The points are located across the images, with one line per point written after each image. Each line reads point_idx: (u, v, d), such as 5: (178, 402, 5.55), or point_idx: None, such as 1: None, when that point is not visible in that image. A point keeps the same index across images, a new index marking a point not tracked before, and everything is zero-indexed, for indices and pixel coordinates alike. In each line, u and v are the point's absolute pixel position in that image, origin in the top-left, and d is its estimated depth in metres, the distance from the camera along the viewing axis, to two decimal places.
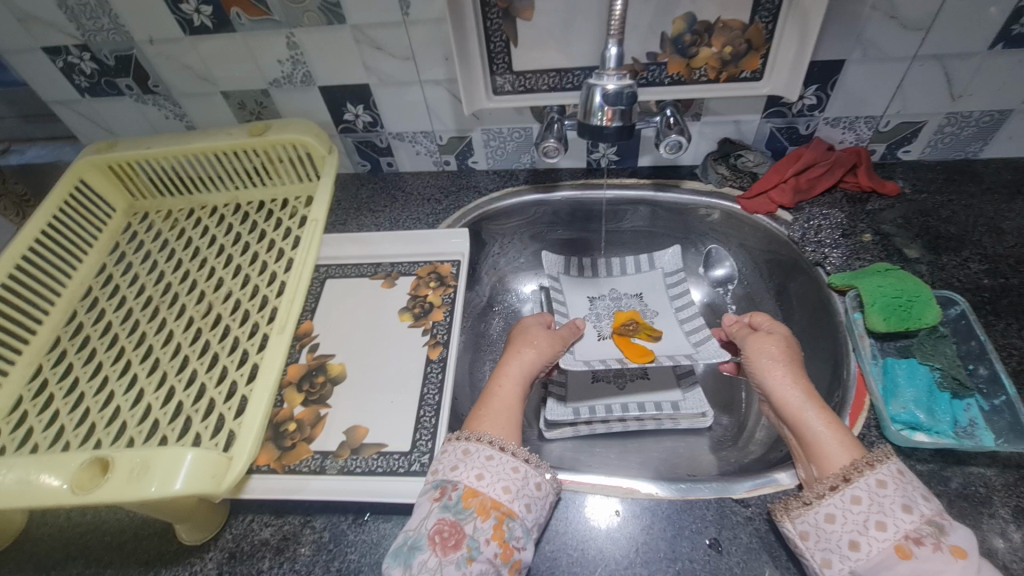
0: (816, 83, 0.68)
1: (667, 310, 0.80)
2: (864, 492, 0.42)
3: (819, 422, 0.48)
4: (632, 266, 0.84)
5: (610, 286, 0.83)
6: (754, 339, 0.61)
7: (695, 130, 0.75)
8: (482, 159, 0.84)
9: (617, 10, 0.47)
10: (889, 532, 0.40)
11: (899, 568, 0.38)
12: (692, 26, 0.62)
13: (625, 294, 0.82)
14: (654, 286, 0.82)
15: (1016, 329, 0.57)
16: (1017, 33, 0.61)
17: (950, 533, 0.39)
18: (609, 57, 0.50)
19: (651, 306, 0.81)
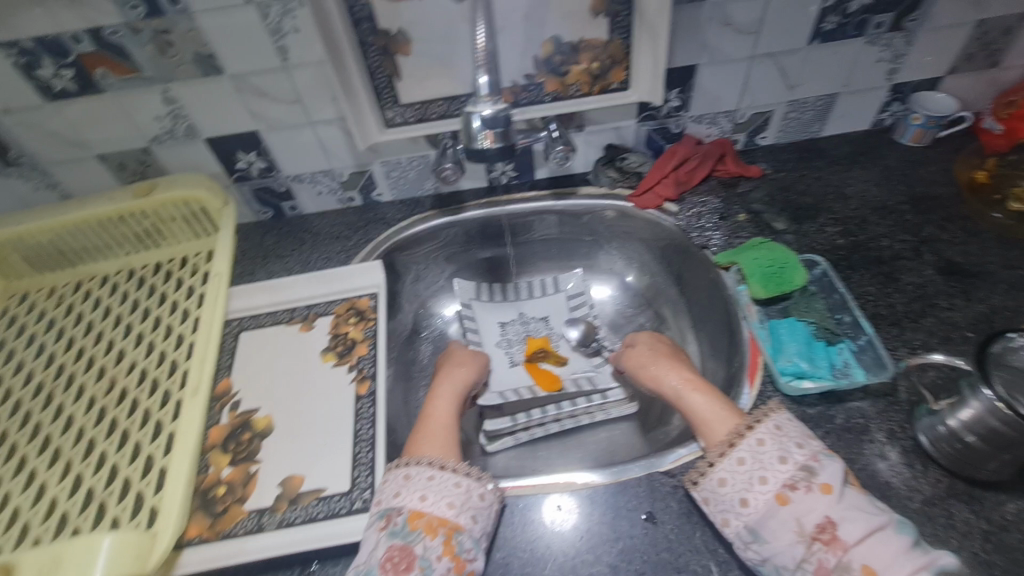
0: (677, 87, 0.76)
1: (571, 331, 0.85)
2: (748, 454, 0.47)
3: (699, 401, 0.54)
4: (539, 288, 0.89)
5: (521, 309, 0.88)
6: (636, 353, 0.67)
7: (581, 140, 0.81)
8: (386, 190, 0.85)
9: (480, 42, 0.51)
10: (770, 485, 0.45)
11: (779, 515, 0.43)
12: (560, 48, 0.68)
13: (533, 318, 0.87)
14: (559, 307, 0.87)
15: (868, 278, 0.67)
16: (828, 29, 0.71)
17: (819, 473, 0.44)
18: (481, 85, 0.53)
19: (558, 327, 0.86)
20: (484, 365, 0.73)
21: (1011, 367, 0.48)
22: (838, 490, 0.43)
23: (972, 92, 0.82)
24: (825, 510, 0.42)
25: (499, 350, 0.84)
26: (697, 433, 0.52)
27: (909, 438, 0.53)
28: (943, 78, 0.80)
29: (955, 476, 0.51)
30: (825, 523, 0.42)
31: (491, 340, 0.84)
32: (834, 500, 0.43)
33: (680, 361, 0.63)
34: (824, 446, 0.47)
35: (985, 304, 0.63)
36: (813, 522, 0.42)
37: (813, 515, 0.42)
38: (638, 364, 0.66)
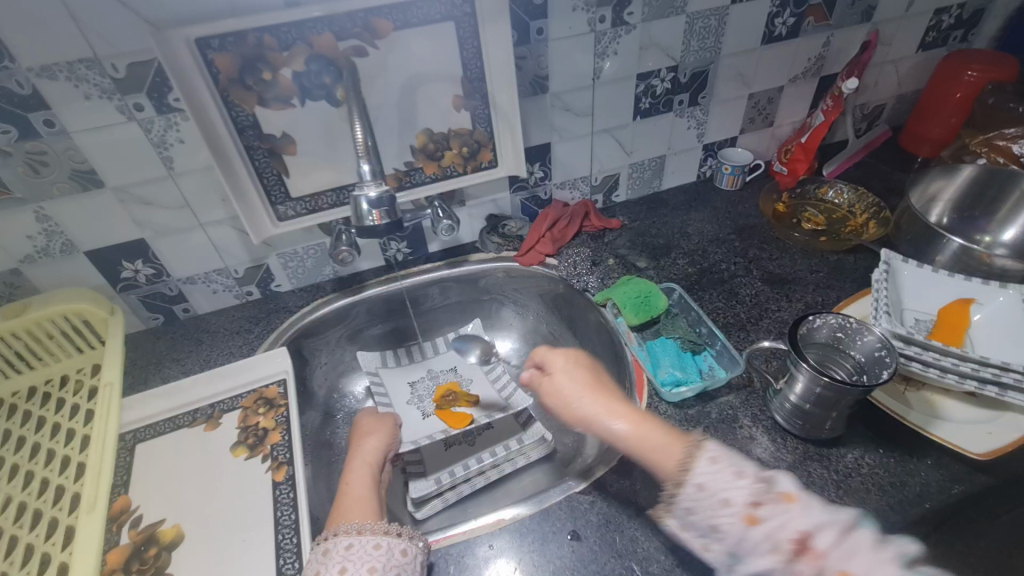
0: (538, 161, 0.89)
1: (478, 373, 0.91)
2: (709, 479, 0.45)
3: (647, 433, 0.52)
4: (442, 345, 0.95)
5: (427, 366, 0.92)
6: (553, 383, 0.60)
7: (465, 213, 0.91)
8: (285, 280, 0.88)
9: (359, 138, 0.60)
10: (735, 506, 0.44)
11: (752, 535, 0.42)
12: (432, 138, 0.78)
13: (441, 371, 0.91)
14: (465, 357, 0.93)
15: (715, 295, 0.80)
16: (644, 108, 0.90)
17: (779, 482, 0.44)
18: (364, 173, 0.60)
19: (466, 375, 0.91)
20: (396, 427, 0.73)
21: (818, 341, 0.60)
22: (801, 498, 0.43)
23: (761, 145, 1.05)
24: (796, 521, 0.42)
25: (410, 406, 0.85)
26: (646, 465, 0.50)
27: (769, 418, 0.64)
28: (738, 137, 1.02)
29: (807, 441, 0.62)
30: (801, 535, 0.41)
31: (402, 398, 0.86)
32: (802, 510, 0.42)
33: (602, 381, 0.59)
34: None
35: (802, 301, 0.79)
36: (788, 536, 0.41)
37: (786, 531, 0.41)
38: (566, 401, 0.58)
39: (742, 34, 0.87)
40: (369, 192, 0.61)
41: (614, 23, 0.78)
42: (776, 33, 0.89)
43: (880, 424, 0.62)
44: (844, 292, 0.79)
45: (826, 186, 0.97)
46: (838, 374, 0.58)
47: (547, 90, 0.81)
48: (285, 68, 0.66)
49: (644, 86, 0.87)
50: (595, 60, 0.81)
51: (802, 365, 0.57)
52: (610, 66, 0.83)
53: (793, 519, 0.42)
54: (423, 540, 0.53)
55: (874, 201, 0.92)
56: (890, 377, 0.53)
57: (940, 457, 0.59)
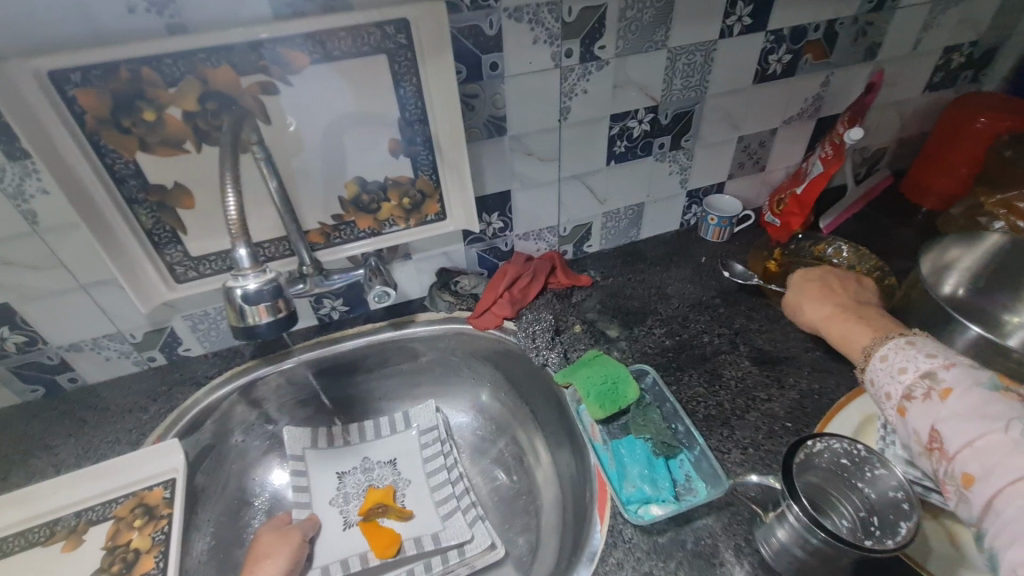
0: (496, 211, 0.77)
1: (419, 477, 0.77)
2: (891, 354, 0.54)
3: (840, 327, 0.63)
4: (387, 426, 0.82)
5: (364, 454, 0.79)
6: (788, 298, 0.72)
7: (411, 267, 0.78)
8: (195, 344, 0.75)
9: (231, 212, 0.44)
10: (893, 399, 0.52)
11: (904, 425, 0.50)
12: (365, 188, 0.66)
13: (378, 463, 0.78)
14: (408, 448, 0.80)
15: (696, 377, 0.69)
16: (619, 152, 0.79)
17: (939, 380, 0.49)
18: (240, 259, 0.45)
19: (406, 474, 0.77)
20: (302, 545, 0.64)
21: (819, 467, 0.49)
22: (957, 392, 0.47)
23: (752, 190, 0.94)
24: (935, 418, 0.47)
25: (331, 509, 0.73)
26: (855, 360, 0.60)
27: (754, 551, 0.53)
28: (725, 182, 0.91)
29: None
30: (933, 432, 0.47)
31: (324, 497, 0.74)
32: (952, 403, 0.47)
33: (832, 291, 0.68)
34: (965, 362, 0.49)
35: (796, 389, 0.67)
36: (928, 427, 0.48)
37: (925, 425, 0.48)
38: (792, 299, 0.71)
39: (730, 72, 0.76)
40: (249, 282, 0.46)
41: (583, 57, 0.67)
42: (769, 72, 0.79)
43: (890, 566, 0.50)
44: (845, 378, 0.68)
45: (823, 243, 0.87)
46: (841, 517, 0.48)
47: (504, 133, 0.70)
48: (171, 106, 0.54)
49: (619, 128, 0.76)
50: (561, 100, 0.70)
51: (795, 508, 0.45)
52: (579, 106, 0.71)
53: (938, 414, 0.47)
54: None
55: (878, 265, 0.81)
56: (909, 539, 0.42)
57: None
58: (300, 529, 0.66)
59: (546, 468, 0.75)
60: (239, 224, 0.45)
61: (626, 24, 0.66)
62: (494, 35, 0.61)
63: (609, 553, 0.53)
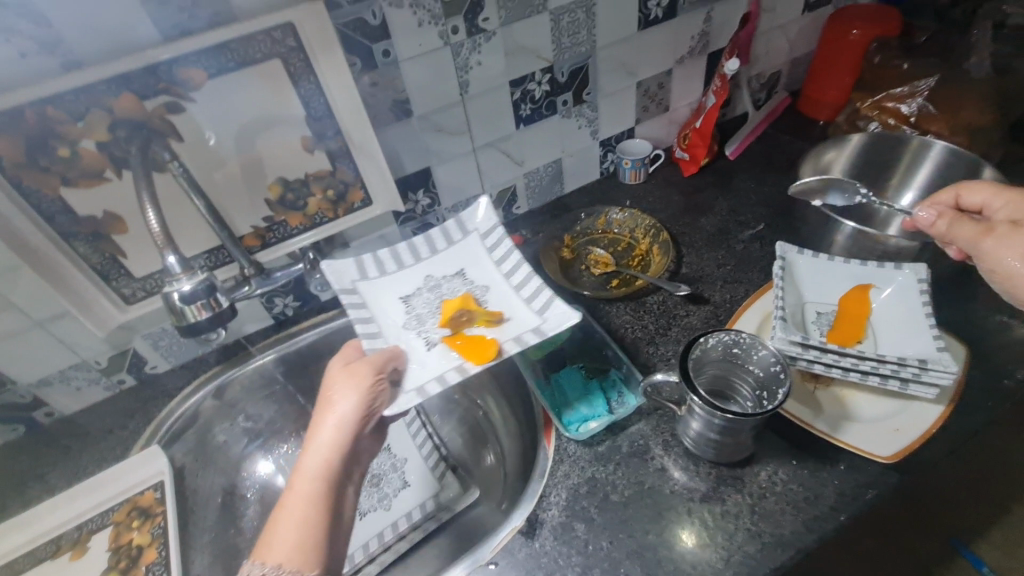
0: (420, 188, 0.82)
1: (496, 279, 0.76)
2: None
3: None
4: (440, 240, 0.80)
5: (429, 272, 0.78)
6: (999, 237, 0.53)
7: (352, 254, 0.84)
8: (161, 361, 0.79)
9: (153, 224, 0.48)
10: None
11: None
12: (289, 187, 0.71)
13: (446, 277, 0.77)
14: (475, 254, 0.79)
15: (624, 307, 0.77)
16: (526, 115, 0.84)
17: None
18: (170, 264, 0.49)
19: (479, 281, 0.76)
20: (379, 388, 0.59)
21: (715, 360, 0.57)
22: None
23: (661, 130, 1.01)
24: None
25: (409, 332, 0.70)
26: None
27: (679, 444, 0.61)
28: (634, 127, 0.97)
29: (720, 463, 0.58)
30: None
31: (397, 323, 0.72)
32: None
33: None
34: None
35: (711, 302, 0.75)
36: None
37: None
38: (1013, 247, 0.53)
39: (614, 24, 0.82)
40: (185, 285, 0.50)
41: (470, 32, 0.72)
42: (651, 17, 0.85)
43: (790, 434, 0.59)
44: (753, 285, 0.76)
45: (601, 214, 0.88)
46: (743, 399, 0.56)
47: (411, 114, 0.74)
48: (84, 140, 0.57)
49: (520, 93, 0.81)
50: (458, 74, 0.74)
51: (693, 399, 0.53)
52: (477, 77, 0.76)
53: None
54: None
55: (650, 222, 0.86)
56: (785, 400, 0.50)
57: (852, 460, 0.56)
58: (372, 362, 0.61)
59: (504, 413, 0.82)
60: (164, 234, 0.49)
61: None
62: (379, 24, 0.65)
63: (557, 468, 0.61)
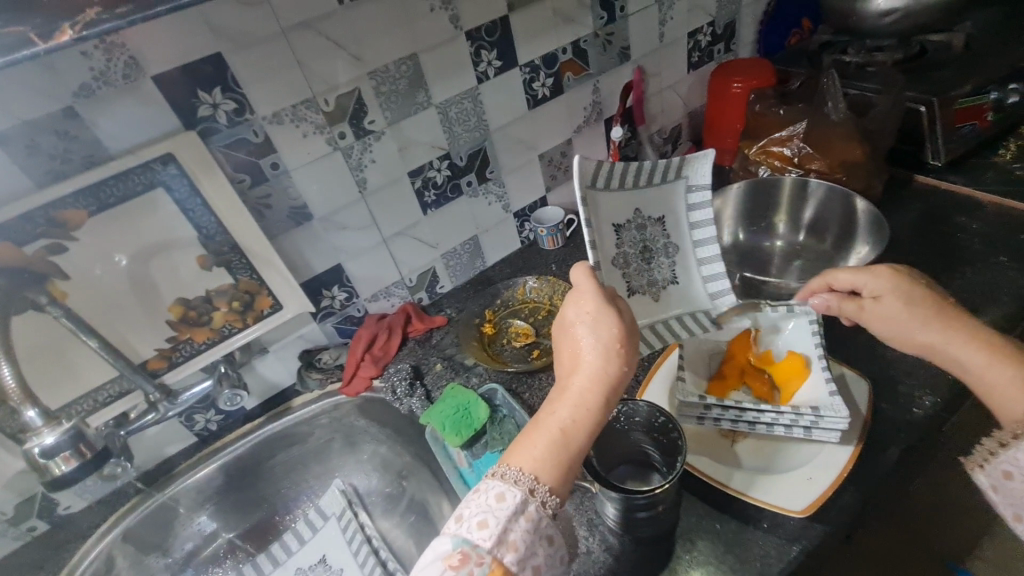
0: (334, 284, 0.83)
1: (683, 245, 0.72)
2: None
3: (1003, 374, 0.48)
4: (655, 175, 0.67)
5: (636, 204, 0.68)
6: (879, 312, 0.56)
7: (271, 359, 0.82)
8: (75, 499, 0.75)
9: (10, 384, 0.53)
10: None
11: None
12: (190, 305, 0.71)
13: (650, 218, 0.69)
14: (676, 208, 0.70)
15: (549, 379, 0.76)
16: (431, 201, 0.86)
17: None
18: (30, 419, 0.54)
19: (674, 236, 0.71)
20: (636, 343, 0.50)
21: (610, 431, 0.56)
22: None
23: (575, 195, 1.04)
24: None
25: (614, 272, 0.67)
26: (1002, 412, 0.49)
27: (602, 522, 0.58)
28: (546, 195, 1.01)
29: (644, 539, 0.56)
30: None
31: (607, 256, 0.67)
32: None
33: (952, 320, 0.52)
34: None
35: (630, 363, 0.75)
36: None
37: None
38: (891, 327, 0.55)
39: (503, 108, 0.87)
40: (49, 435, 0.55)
41: (357, 135, 0.75)
42: (539, 96, 0.89)
43: (710, 496, 0.58)
44: None
45: (520, 284, 0.90)
46: (658, 463, 0.56)
47: (311, 217, 0.76)
48: None
49: (421, 181, 0.84)
50: (354, 173, 0.77)
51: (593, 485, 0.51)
52: (373, 174, 0.79)
53: None
54: (554, 504, 0.41)
55: (566, 288, 0.88)
56: (680, 471, 0.50)
57: (773, 517, 0.55)
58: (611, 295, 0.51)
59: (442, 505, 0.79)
60: (23, 391, 0.54)
61: (384, 97, 0.75)
62: (262, 141, 0.68)
63: None
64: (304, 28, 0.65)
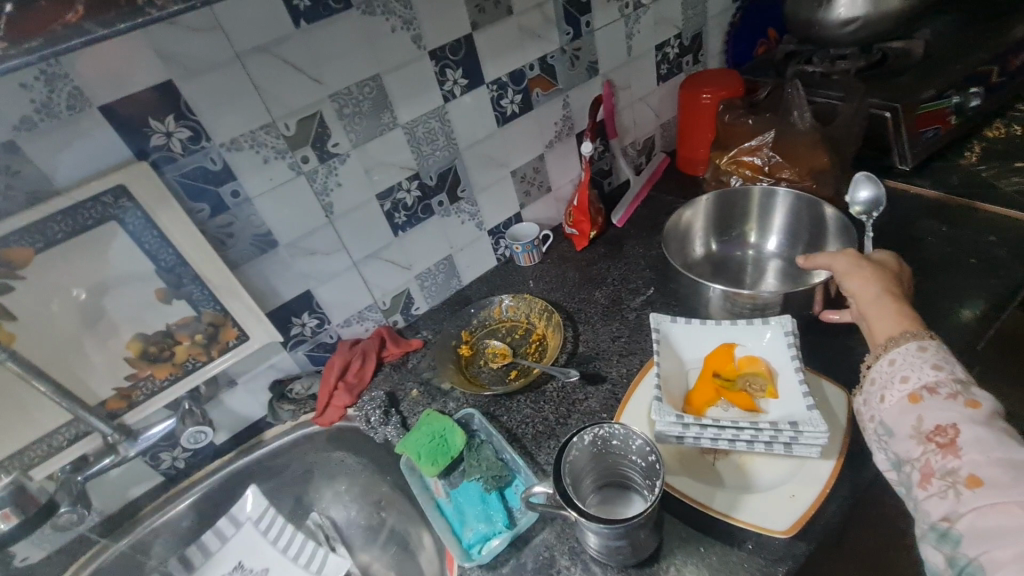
0: (304, 312, 0.80)
1: (275, 559, 0.77)
2: (900, 356, 0.51)
3: (888, 316, 0.56)
4: (214, 540, 0.78)
5: (235, 559, 0.77)
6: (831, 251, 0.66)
7: (240, 391, 0.79)
8: (32, 550, 0.71)
9: None
10: (910, 384, 0.49)
11: (908, 410, 0.48)
12: (149, 341, 0.68)
13: (250, 566, 0.77)
14: (252, 542, 0.78)
15: (528, 400, 0.74)
16: (402, 222, 0.85)
17: (971, 391, 0.46)
18: None
19: (265, 563, 0.77)
20: None
21: (592, 455, 0.55)
22: (986, 410, 0.44)
23: (549, 210, 1.03)
24: (959, 416, 0.45)
25: None
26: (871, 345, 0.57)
27: (585, 551, 0.57)
28: (521, 212, 0.99)
29: (628, 566, 0.54)
30: (947, 428, 0.45)
31: None
32: (982, 416, 0.44)
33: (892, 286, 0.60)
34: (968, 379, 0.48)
35: (609, 381, 0.73)
36: (936, 421, 0.46)
37: (941, 418, 0.46)
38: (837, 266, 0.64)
39: (472, 126, 0.86)
40: None
41: (322, 159, 0.73)
42: (508, 113, 0.89)
43: (694, 517, 0.56)
44: (647, 355, 0.76)
45: (495, 304, 0.88)
46: (638, 487, 0.55)
47: (277, 244, 0.74)
48: None
49: (391, 203, 0.82)
50: (320, 198, 0.75)
51: (571, 512, 0.49)
52: (341, 197, 0.77)
53: (953, 414, 0.45)
54: None
55: (543, 306, 0.86)
56: (659, 496, 0.49)
57: (759, 537, 0.53)
58: None
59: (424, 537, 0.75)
60: None
61: (348, 119, 0.73)
62: (221, 168, 0.66)
63: None
64: (261, 53, 0.63)
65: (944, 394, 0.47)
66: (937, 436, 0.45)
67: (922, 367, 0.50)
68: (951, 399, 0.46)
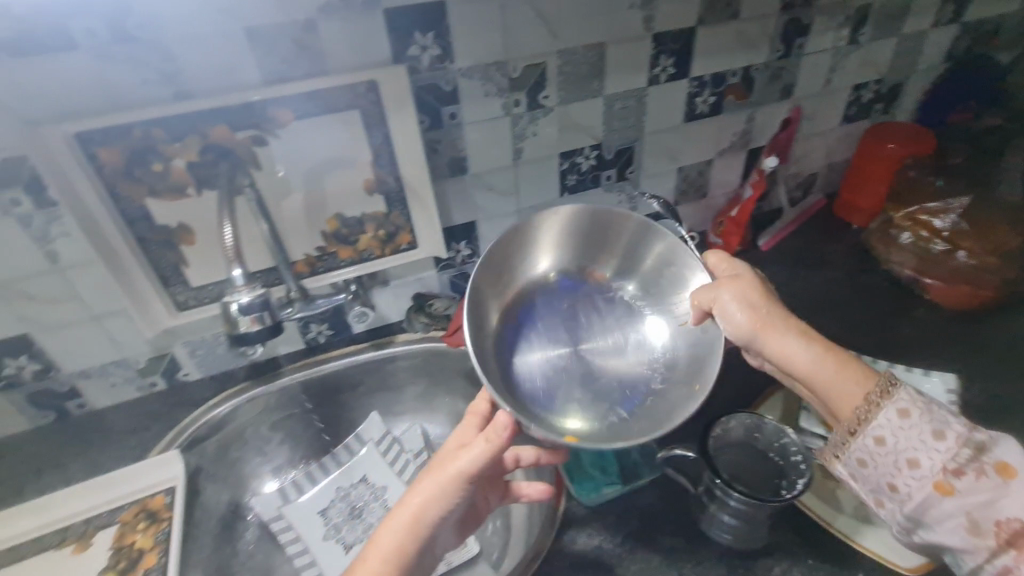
0: (464, 239, 0.87)
1: (395, 482, 0.81)
2: (886, 431, 0.48)
3: (833, 368, 0.53)
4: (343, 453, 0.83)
5: (360, 472, 0.82)
6: (739, 291, 0.59)
7: (390, 293, 0.87)
8: (193, 369, 0.82)
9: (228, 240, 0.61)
10: (923, 468, 0.46)
11: (946, 504, 0.45)
12: (344, 223, 0.76)
13: (370, 484, 0.81)
14: (374, 462, 0.82)
15: None
16: (571, 184, 0.90)
17: (990, 451, 0.44)
18: (236, 278, 0.61)
19: (385, 482, 0.81)
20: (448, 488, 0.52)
21: (735, 442, 0.59)
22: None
23: (696, 216, 1.05)
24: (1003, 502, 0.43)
25: (328, 543, 0.75)
26: (830, 409, 0.54)
27: (694, 524, 0.61)
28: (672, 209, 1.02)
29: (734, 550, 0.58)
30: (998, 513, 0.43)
31: (316, 537, 0.76)
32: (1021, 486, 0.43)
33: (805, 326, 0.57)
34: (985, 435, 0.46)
35: (733, 385, 0.75)
36: (991, 517, 0.43)
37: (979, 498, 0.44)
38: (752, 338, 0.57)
39: (662, 115, 0.89)
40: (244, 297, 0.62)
41: (530, 106, 0.79)
42: (697, 112, 0.91)
43: (806, 529, 0.59)
44: None
45: None
46: None
47: (466, 171, 0.80)
48: (177, 158, 0.65)
49: (568, 164, 0.87)
50: (515, 141, 0.81)
51: (714, 479, 0.54)
52: (531, 145, 0.82)
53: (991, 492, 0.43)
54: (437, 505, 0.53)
55: None
56: (804, 489, 0.52)
57: None
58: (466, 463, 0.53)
59: None
60: (234, 249, 0.61)
61: (564, 78, 0.78)
62: (451, 90, 0.73)
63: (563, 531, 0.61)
64: None
65: (970, 475, 0.44)
66: (1011, 539, 0.42)
67: (924, 439, 0.47)
68: (984, 477, 0.44)
